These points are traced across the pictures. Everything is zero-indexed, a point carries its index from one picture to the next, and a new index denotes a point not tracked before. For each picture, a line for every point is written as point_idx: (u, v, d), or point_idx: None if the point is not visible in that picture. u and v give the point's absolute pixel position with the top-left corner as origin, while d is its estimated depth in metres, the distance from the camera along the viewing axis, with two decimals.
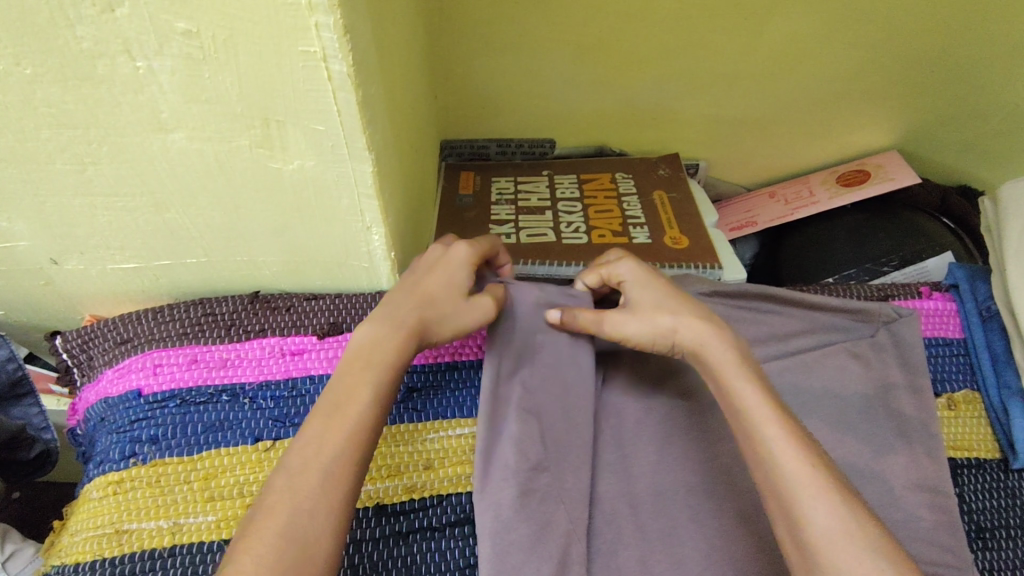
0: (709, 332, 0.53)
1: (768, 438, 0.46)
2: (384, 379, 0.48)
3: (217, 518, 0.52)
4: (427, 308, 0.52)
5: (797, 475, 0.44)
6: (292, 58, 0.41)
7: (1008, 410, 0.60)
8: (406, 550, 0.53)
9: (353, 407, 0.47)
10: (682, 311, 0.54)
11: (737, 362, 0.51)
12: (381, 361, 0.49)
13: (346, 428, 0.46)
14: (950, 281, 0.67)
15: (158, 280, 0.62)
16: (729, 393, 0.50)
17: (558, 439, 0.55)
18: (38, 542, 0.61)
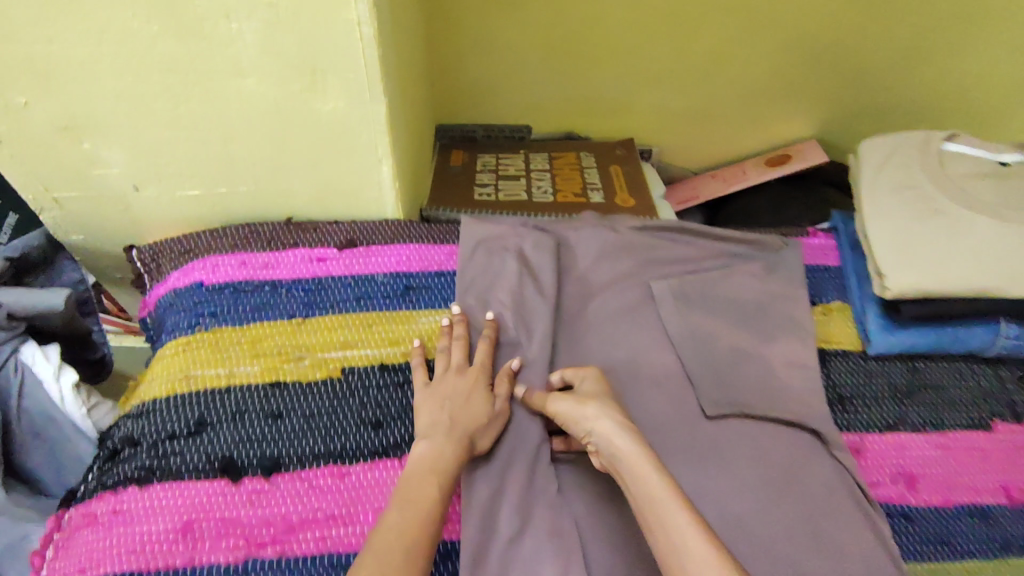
0: (617, 430, 0.58)
1: (666, 524, 0.51)
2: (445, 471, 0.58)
3: (261, 367, 0.69)
4: (471, 424, 0.63)
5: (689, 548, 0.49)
6: (337, 24, 0.61)
7: (866, 312, 0.78)
8: (401, 395, 0.69)
9: (428, 498, 0.55)
10: (608, 407, 0.61)
11: (642, 456, 0.56)
12: (444, 465, 0.58)
13: (427, 509, 0.54)
14: (831, 224, 0.87)
15: (213, 207, 0.80)
16: (633, 481, 0.55)
17: (530, 322, 0.74)
18: (112, 401, 0.75)
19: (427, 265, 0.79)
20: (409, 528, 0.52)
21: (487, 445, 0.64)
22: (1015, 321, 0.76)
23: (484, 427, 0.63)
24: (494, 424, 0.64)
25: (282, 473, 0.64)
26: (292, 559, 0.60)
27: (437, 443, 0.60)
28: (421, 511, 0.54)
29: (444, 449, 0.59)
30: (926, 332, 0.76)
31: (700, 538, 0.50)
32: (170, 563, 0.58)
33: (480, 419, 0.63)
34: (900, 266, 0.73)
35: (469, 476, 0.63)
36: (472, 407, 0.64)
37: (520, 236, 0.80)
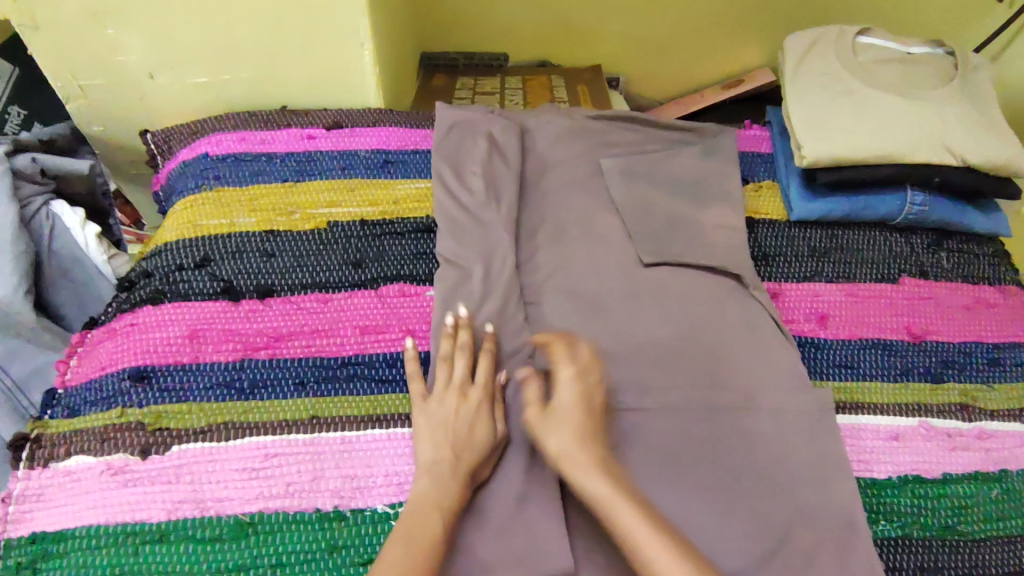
0: (586, 465, 0.58)
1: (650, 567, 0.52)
2: (446, 518, 0.57)
3: (258, 219, 0.80)
4: (471, 456, 0.61)
5: None
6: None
7: (790, 186, 0.89)
8: (378, 243, 0.80)
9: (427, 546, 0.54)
10: (572, 436, 0.60)
11: (615, 493, 0.56)
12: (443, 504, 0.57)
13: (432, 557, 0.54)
14: (768, 118, 0.98)
15: (219, 95, 0.91)
16: (604, 513, 0.56)
17: (496, 187, 0.83)
18: (128, 254, 0.90)
19: (404, 144, 0.89)
20: (409, 569, 0.52)
21: (488, 472, 0.63)
22: (920, 188, 0.86)
23: (482, 457, 0.62)
24: (492, 449, 0.63)
25: (274, 297, 0.74)
26: (281, 360, 0.70)
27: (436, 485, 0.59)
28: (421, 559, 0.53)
29: (444, 484, 0.59)
30: (840, 201, 0.86)
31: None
32: (178, 361, 0.69)
33: (480, 448, 0.62)
34: (815, 138, 0.83)
35: None
36: (474, 437, 0.62)
37: (487, 118, 0.90)
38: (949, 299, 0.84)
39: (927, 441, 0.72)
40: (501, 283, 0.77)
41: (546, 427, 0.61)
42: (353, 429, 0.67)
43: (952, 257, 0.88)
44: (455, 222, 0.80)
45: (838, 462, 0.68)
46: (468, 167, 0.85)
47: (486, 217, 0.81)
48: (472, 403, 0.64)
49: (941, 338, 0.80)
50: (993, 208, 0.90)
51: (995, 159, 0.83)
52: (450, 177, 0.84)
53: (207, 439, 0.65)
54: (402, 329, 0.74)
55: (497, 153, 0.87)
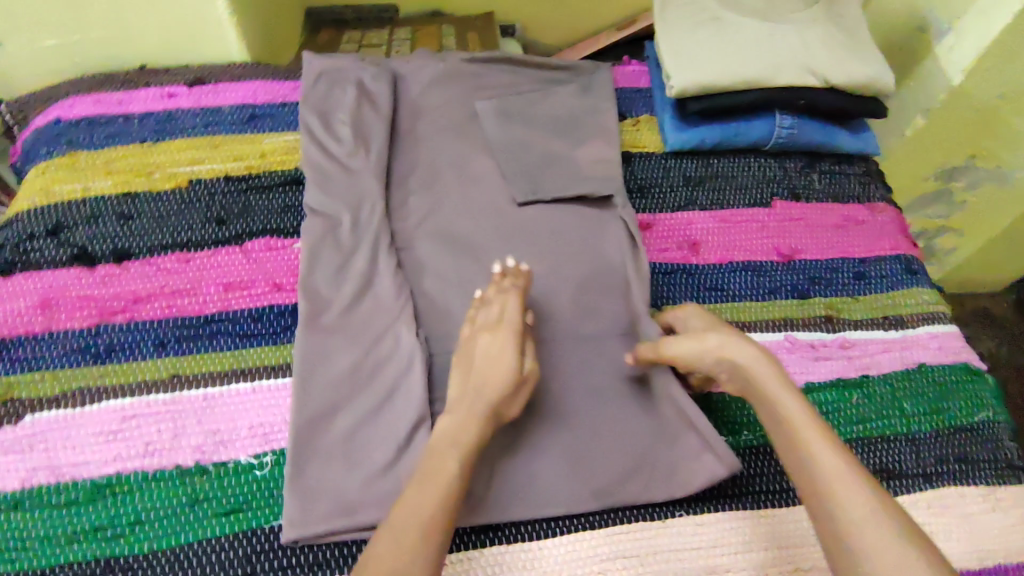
0: (748, 360, 0.60)
1: (808, 448, 0.53)
2: (467, 456, 0.56)
3: (113, 182, 0.77)
4: (493, 387, 0.60)
5: (832, 474, 0.50)
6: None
7: (664, 117, 0.89)
8: (244, 198, 0.78)
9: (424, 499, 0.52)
10: (737, 344, 0.61)
11: (796, 400, 0.56)
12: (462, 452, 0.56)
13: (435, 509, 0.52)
14: (646, 54, 0.98)
15: (74, 57, 0.87)
16: (772, 402, 0.57)
17: (366, 137, 0.82)
18: None
19: (272, 97, 0.87)
20: (421, 504, 0.52)
21: (514, 409, 0.61)
22: (788, 111, 0.87)
23: (508, 395, 0.60)
24: (523, 382, 0.62)
25: (132, 260, 0.72)
26: (139, 322, 0.68)
27: (466, 430, 0.58)
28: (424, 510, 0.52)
29: (466, 423, 0.58)
30: (712, 128, 0.87)
31: (851, 480, 0.50)
32: (31, 330, 0.67)
33: (513, 389, 0.61)
34: (682, 66, 0.84)
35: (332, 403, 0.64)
36: (495, 369, 0.61)
37: (351, 65, 0.88)
38: (819, 218, 0.86)
39: (791, 353, 0.74)
40: (369, 231, 0.75)
41: (690, 342, 0.63)
42: (215, 385, 0.65)
43: (824, 179, 0.90)
44: (322, 172, 0.79)
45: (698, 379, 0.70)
46: (337, 117, 0.83)
47: (354, 165, 0.79)
48: (503, 339, 0.63)
49: (810, 257, 0.82)
50: (862, 127, 0.92)
51: (858, 78, 0.84)
52: (319, 129, 0.82)
53: (64, 406, 0.63)
54: (269, 282, 0.72)
55: (366, 101, 0.85)
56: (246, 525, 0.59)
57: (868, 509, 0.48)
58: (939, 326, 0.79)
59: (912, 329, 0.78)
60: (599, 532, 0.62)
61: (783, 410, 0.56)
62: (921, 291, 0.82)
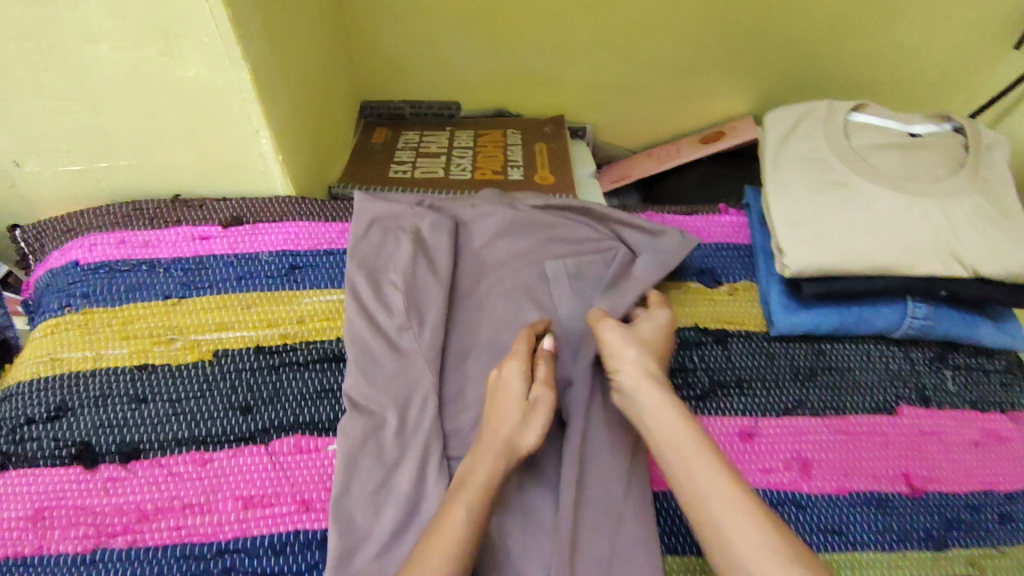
0: (647, 378, 0.59)
1: (691, 466, 0.53)
2: (479, 502, 0.54)
3: (130, 350, 0.67)
4: (506, 428, 0.59)
5: (725, 498, 0.50)
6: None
7: (769, 291, 0.75)
8: (274, 378, 0.67)
9: (452, 529, 0.52)
10: (645, 355, 0.61)
11: (689, 434, 0.55)
12: (481, 480, 0.55)
13: (455, 541, 0.51)
14: (745, 201, 0.85)
15: (101, 182, 0.76)
16: (650, 419, 0.57)
17: (422, 309, 0.70)
18: None
19: (316, 242, 0.76)
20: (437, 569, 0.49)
21: (532, 441, 0.59)
22: (923, 298, 0.73)
23: (519, 422, 0.59)
24: (542, 406, 0.60)
25: (140, 460, 0.61)
26: (142, 549, 0.57)
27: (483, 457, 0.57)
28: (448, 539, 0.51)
29: (481, 460, 0.57)
30: (829, 313, 0.73)
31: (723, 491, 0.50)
32: (16, 553, 0.56)
33: (525, 421, 0.59)
34: (800, 241, 0.70)
35: None
36: (504, 409, 0.60)
37: (405, 210, 0.76)
38: (955, 435, 0.71)
39: None
40: (417, 438, 0.63)
41: (613, 337, 0.63)
42: None
43: (959, 377, 0.75)
44: (368, 353, 0.67)
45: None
46: (391, 278, 0.72)
47: (407, 347, 0.68)
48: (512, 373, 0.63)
49: (946, 489, 0.68)
50: (1006, 315, 0.77)
51: (1016, 268, 0.69)
52: (372, 295, 0.70)
53: None
54: (297, 499, 0.60)
55: (423, 258, 0.73)
56: None
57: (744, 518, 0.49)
58: None
59: None
60: None
61: (666, 424, 0.56)
62: None
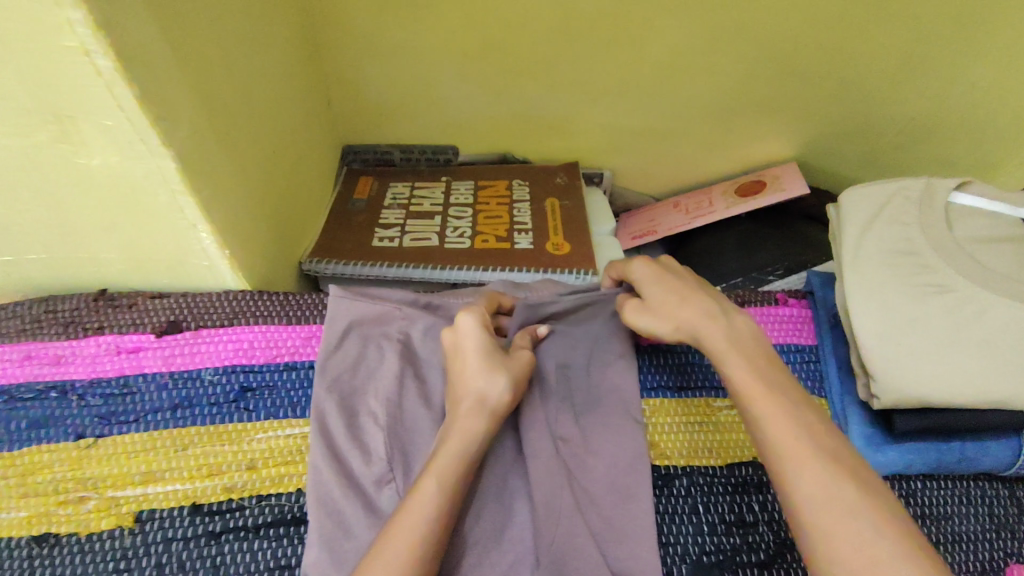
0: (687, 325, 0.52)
1: (770, 420, 0.45)
2: (454, 470, 0.48)
3: (28, 514, 0.52)
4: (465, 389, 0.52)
5: (801, 463, 0.43)
6: (56, 52, 0.41)
7: (847, 418, 0.60)
8: (214, 551, 0.51)
9: (424, 498, 0.46)
10: (695, 304, 0.53)
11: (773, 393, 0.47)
12: (454, 444, 0.49)
13: (422, 529, 0.44)
14: (807, 288, 0.69)
15: (5, 278, 0.61)
16: (724, 359, 0.50)
17: (410, 453, 0.55)
18: None
19: (274, 354, 0.60)
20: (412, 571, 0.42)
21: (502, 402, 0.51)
22: None
23: (481, 370, 0.52)
24: (513, 365, 0.53)
25: None
26: None
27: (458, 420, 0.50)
28: (414, 528, 0.44)
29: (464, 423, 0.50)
30: (927, 449, 0.57)
31: (828, 482, 0.42)
32: None
33: (495, 377, 0.52)
34: (893, 367, 0.55)
35: None
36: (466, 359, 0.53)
37: (390, 312, 0.61)
38: None
39: None
40: None
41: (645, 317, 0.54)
42: None
43: None
44: (337, 518, 0.51)
45: None
46: (372, 409, 0.56)
47: (390, 510, 0.52)
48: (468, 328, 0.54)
49: None
50: None
51: None
52: (348, 433, 0.55)
53: None
54: None
55: (411, 379, 0.58)
56: None
57: (847, 512, 0.40)
58: None
59: None
60: None
61: (733, 377, 0.48)
62: None
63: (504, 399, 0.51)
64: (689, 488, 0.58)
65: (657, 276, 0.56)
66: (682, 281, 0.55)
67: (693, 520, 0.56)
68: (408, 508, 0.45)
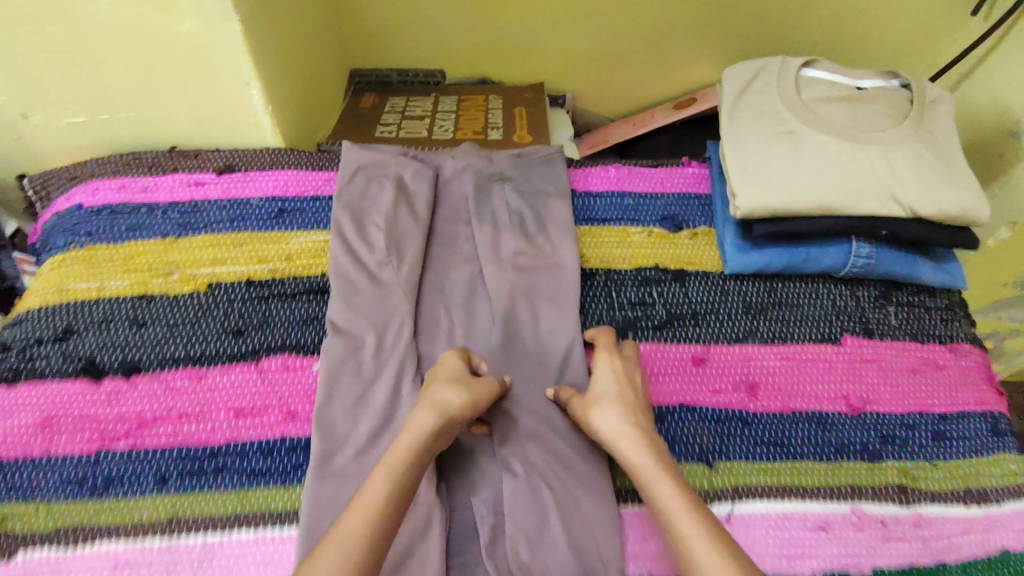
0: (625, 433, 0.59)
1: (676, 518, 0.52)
2: (403, 466, 0.55)
3: (132, 282, 0.73)
4: (430, 398, 0.61)
5: (698, 546, 0.49)
6: None
7: (725, 235, 0.81)
8: (264, 307, 0.73)
9: (374, 491, 0.52)
10: (616, 409, 0.62)
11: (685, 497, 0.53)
12: (409, 439, 0.57)
13: (378, 502, 0.52)
14: (707, 154, 0.90)
15: (103, 133, 0.82)
16: (646, 472, 0.56)
17: (401, 247, 0.76)
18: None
19: (304, 189, 0.81)
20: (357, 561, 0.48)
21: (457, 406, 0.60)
22: (867, 239, 0.78)
23: (453, 388, 0.61)
24: (477, 388, 0.63)
25: (140, 375, 0.67)
26: (143, 450, 0.64)
27: (417, 412, 0.60)
28: (366, 505, 0.51)
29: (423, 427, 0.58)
30: (779, 252, 0.79)
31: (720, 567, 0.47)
32: (28, 453, 0.63)
33: (456, 389, 0.62)
34: (752, 186, 0.75)
35: None
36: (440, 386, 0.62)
37: (386, 159, 0.82)
38: (894, 362, 0.77)
39: (858, 530, 0.67)
40: (382, 360, 0.69)
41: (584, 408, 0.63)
42: (216, 533, 0.60)
43: (900, 313, 0.81)
44: (350, 284, 0.73)
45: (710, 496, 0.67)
46: (374, 220, 0.77)
47: (386, 279, 0.74)
48: (444, 360, 0.66)
49: (883, 409, 0.74)
50: (948, 257, 0.82)
51: (947, 210, 0.75)
52: (357, 234, 0.76)
53: (53, 546, 0.59)
54: (283, 409, 0.67)
55: (404, 201, 0.79)
56: None
57: None
58: None
59: (996, 506, 0.70)
60: None
61: (650, 482, 0.55)
62: (1010, 459, 0.73)
63: (459, 404, 0.60)
64: (606, 281, 0.79)
65: (613, 375, 0.65)
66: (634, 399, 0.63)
67: (609, 301, 0.78)
68: (362, 492, 0.53)
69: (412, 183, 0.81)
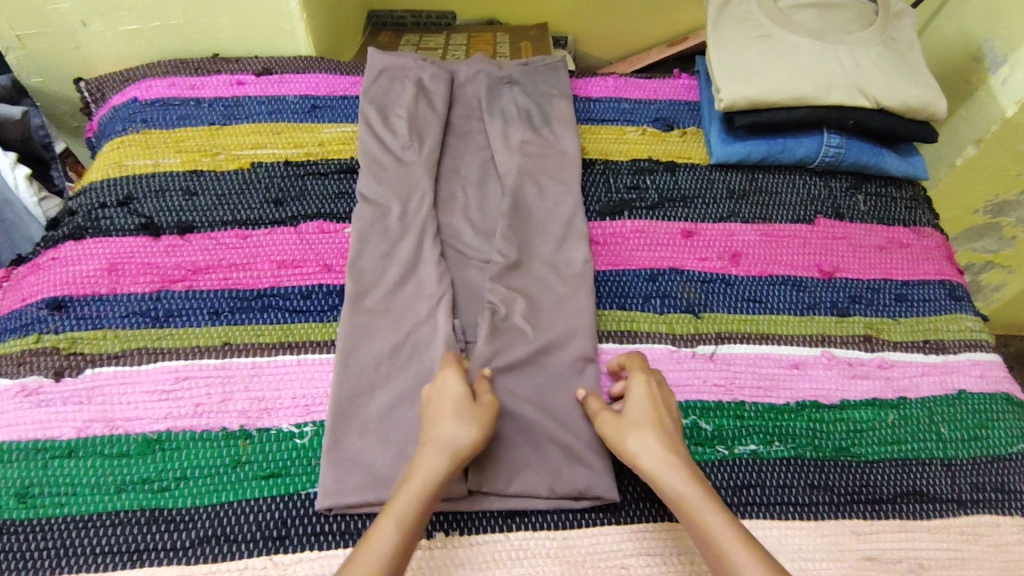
0: (664, 462, 0.58)
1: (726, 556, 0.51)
2: (411, 513, 0.53)
3: (184, 160, 0.82)
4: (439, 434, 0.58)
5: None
6: None
7: (711, 131, 0.90)
8: (301, 182, 0.82)
9: (379, 548, 0.50)
10: (651, 436, 0.59)
11: (731, 532, 0.52)
12: (422, 479, 0.55)
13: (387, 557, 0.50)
14: (696, 69, 1.00)
15: (154, 40, 0.92)
16: (687, 509, 0.55)
17: (421, 134, 0.85)
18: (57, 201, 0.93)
19: (334, 90, 0.91)
20: None
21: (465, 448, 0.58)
22: (836, 131, 0.88)
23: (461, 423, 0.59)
24: (483, 414, 0.60)
25: (194, 233, 0.77)
26: (198, 291, 0.73)
27: (425, 455, 0.57)
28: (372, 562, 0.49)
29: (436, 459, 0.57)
30: (759, 142, 0.88)
31: None
32: (97, 291, 0.72)
33: (464, 424, 0.59)
34: (734, 81, 0.85)
35: (360, 392, 0.67)
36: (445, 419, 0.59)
37: (408, 63, 0.91)
38: (861, 239, 0.86)
39: (828, 368, 0.75)
40: (406, 222, 0.78)
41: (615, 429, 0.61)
42: (263, 355, 0.69)
43: (868, 201, 0.90)
44: (377, 162, 0.82)
45: (696, 338, 0.76)
46: (397, 112, 0.86)
47: (408, 158, 0.83)
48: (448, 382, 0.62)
49: (850, 276, 0.83)
50: (911, 152, 0.92)
51: (909, 100, 0.84)
52: (382, 123, 0.85)
53: (120, 363, 0.68)
54: (320, 263, 0.76)
55: (424, 97, 0.88)
56: (284, 489, 0.62)
57: None
58: (981, 354, 0.79)
59: (952, 355, 0.78)
60: (626, 524, 0.63)
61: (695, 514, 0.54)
62: (965, 318, 0.81)
63: (469, 443, 0.58)
64: (604, 169, 0.88)
65: (645, 395, 0.62)
66: (668, 420, 0.61)
67: (606, 185, 0.87)
68: (366, 546, 0.50)
69: (432, 83, 0.90)
